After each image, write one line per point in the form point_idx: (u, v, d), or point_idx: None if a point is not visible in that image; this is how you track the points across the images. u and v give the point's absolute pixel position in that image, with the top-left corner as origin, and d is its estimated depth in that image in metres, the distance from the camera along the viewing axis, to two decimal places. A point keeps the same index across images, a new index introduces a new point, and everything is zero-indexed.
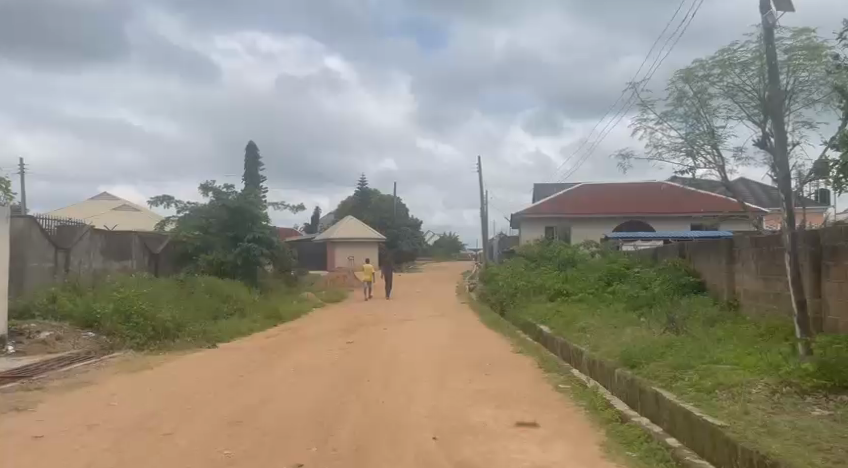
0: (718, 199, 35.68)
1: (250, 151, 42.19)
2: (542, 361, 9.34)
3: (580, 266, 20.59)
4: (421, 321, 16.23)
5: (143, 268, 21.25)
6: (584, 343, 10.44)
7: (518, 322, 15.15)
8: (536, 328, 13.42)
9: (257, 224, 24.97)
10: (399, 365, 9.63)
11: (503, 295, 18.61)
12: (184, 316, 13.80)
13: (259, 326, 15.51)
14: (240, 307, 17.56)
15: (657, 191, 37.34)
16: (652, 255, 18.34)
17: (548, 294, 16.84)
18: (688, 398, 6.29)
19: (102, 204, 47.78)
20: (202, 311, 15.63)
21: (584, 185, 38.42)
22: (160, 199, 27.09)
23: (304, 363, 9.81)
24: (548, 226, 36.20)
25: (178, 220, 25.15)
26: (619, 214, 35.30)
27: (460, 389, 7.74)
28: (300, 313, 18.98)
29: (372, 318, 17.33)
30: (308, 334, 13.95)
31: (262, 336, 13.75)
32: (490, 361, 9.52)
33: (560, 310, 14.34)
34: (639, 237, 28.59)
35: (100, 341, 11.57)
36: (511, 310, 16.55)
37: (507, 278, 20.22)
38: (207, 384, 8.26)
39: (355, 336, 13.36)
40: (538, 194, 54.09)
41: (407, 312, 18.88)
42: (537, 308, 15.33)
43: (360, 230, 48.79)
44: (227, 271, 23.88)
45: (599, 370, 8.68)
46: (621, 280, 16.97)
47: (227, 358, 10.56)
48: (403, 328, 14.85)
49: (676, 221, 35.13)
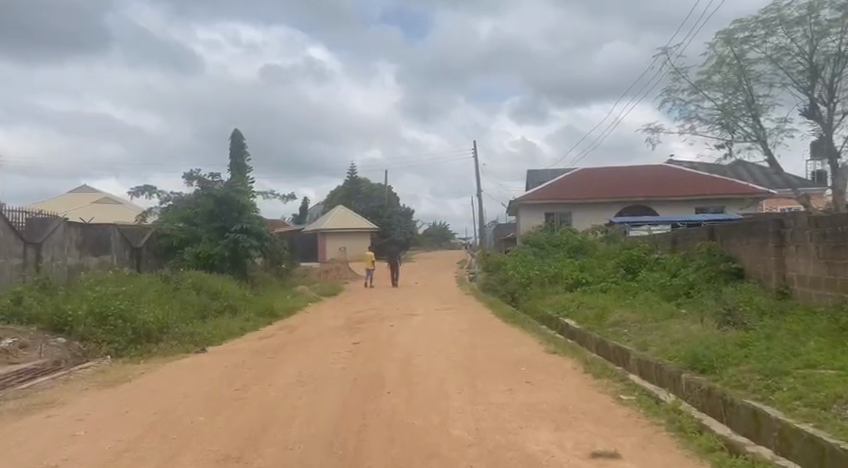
0: (723, 181, 34.59)
1: (235, 140, 40.53)
2: (585, 362, 8.06)
3: (592, 254, 19.38)
4: (429, 316, 14.96)
5: (124, 264, 19.74)
6: (627, 341, 9.18)
7: (537, 315, 13.87)
8: (561, 322, 12.17)
9: (245, 214, 23.37)
10: (420, 370, 8.33)
11: (512, 285, 17.35)
12: (169, 315, 12.39)
13: (253, 324, 14.13)
14: (230, 303, 16.18)
15: (658, 174, 36.29)
16: (672, 241, 17.10)
17: (564, 284, 15.58)
18: (801, 416, 4.97)
19: (80, 197, 45.84)
20: (189, 309, 14.23)
21: (583, 170, 37.38)
22: (142, 190, 25.53)
23: (309, 370, 8.46)
24: (547, 213, 34.94)
25: (162, 214, 23.60)
26: (621, 199, 34.08)
27: (502, 402, 6.44)
28: (295, 309, 17.62)
29: (374, 314, 15.98)
30: (308, 333, 12.59)
31: (257, 336, 12.38)
32: (525, 364, 8.22)
33: (584, 302, 13.06)
34: (645, 222, 27.50)
35: (72, 347, 10.15)
36: (525, 302, 15.28)
37: (516, 265, 18.98)
38: (195, 402, 6.90)
39: (360, 334, 12.07)
40: (532, 180, 52.97)
41: (411, 306, 17.56)
42: (555, 300, 14.06)
43: (352, 220, 47.36)
44: (215, 265, 22.35)
45: (657, 371, 7.42)
46: (643, 267, 15.78)
47: (220, 365, 9.21)
48: (411, 324, 13.55)
49: (678, 205, 34.09)
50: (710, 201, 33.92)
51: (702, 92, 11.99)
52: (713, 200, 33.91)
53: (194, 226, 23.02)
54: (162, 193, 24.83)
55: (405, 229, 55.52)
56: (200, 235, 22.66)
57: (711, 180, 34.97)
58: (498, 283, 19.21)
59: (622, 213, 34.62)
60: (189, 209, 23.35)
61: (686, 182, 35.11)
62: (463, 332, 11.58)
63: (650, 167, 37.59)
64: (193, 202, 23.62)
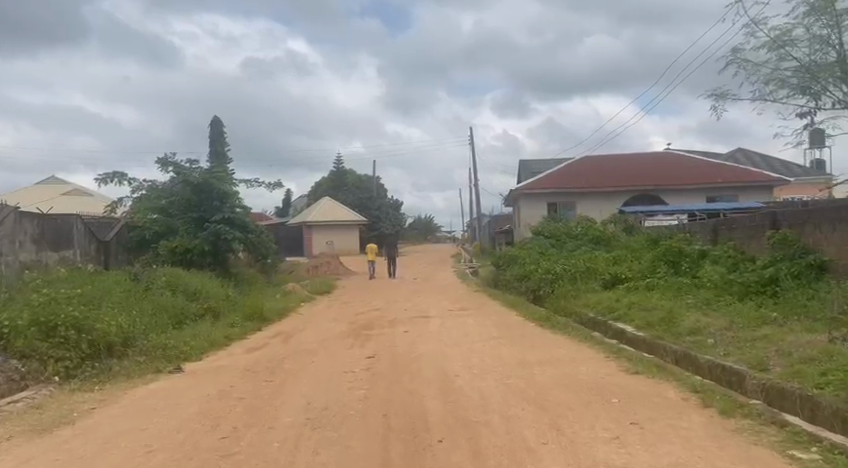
0: (733, 169, 32.91)
1: (215, 127, 38.00)
2: (694, 390, 5.93)
3: (618, 246, 17.37)
4: (446, 319, 12.89)
5: (89, 261, 17.37)
6: (727, 357, 7.10)
7: (575, 318, 11.77)
8: (613, 327, 10.12)
9: (227, 203, 21.19)
10: (471, 401, 6.22)
11: (534, 282, 15.29)
12: (135, 323, 10.04)
13: (239, 331, 11.89)
14: (212, 307, 13.87)
15: (666, 163, 34.50)
16: (714, 232, 15.11)
17: (598, 281, 13.51)
18: None
19: (47, 189, 42.97)
20: (163, 315, 11.92)
21: (585, 159, 35.51)
22: (110, 177, 23.09)
23: (322, 402, 6.32)
24: (551, 203, 32.94)
25: (133, 204, 21.23)
26: (629, 187, 32.20)
27: (621, 463, 4.34)
28: (286, 309, 15.41)
29: (380, 316, 13.86)
30: (308, 344, 10.40)
31: (246, 348, 10.16)
32: (610, 391, 6.14)
33: (635, 303, 10.99)
34: (659, 211, 25.66)
35: (7, 367, 7.74)
36: (555, 303, 13.21)
37: (535, 258, 16.91)
38: (162, 464, 4.68)
39: (372, 345, 9.94)
40: (526, 170, 51.11)
41: (420, 307, 15.39)
42: (596, 300, 12.06)
43: (339, 212, 45.04)
44: (193, 260, 20.02)
45: (808, 407, 5.28)
46: (688, 263, 13.75)
47: (200, 393, 7.00)
48: (430, 330, 11.45)
49: (689, 194, 32.31)
50: (722, 190, 32.20)
51: (785, 49, 10.06)
52: (725, 189, 32.17)
53: (170, 217, 20.76)
54: (133, 180, 22.44)
55: (393, 221, 53.11)
56: (176, 227, 20.35)
57: (721, 167, 33.28)
58: (514, 279, 17.08)
59: (628, 203, 32.78)
60: (163, 198, 21.08)
61: (695, 170, 33.35)
62: (500, 342, 9.49)
63: (655, 155, 35.80)
64: (168, 190, 21.19)
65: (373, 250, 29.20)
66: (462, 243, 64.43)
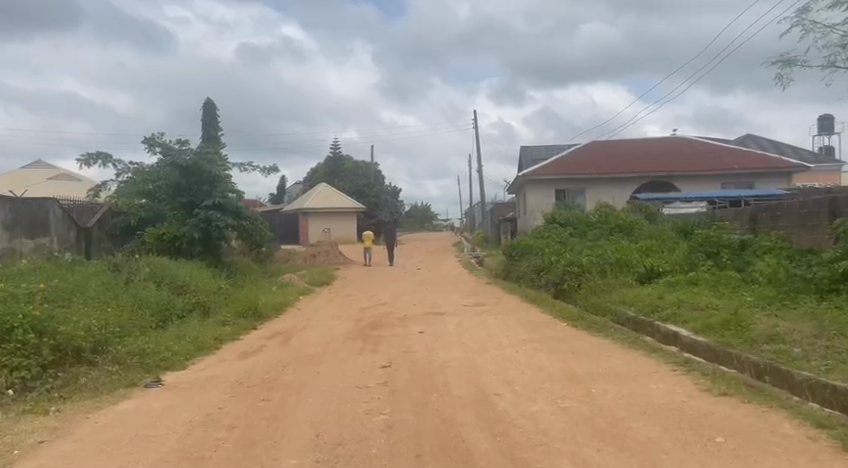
0: (749, 155, 31.64)
1: (206, 110, 36.39)
2: (819, 426, 4.56)
3: (644, 234, 15.99)
4: (463, 316, 11.54)
5: (68, 249, 15.95)
6: (832, 373, 5.72)
7: (612, 317, 10.41)
8: (663, 329, 8.73)
9: (218, 187, 19.65)
10: (526, 436, 4.84)
11: (556, 274, 13.89)
12: (108, 323, 8.60)
13: (230, 330, 10.45)
14: (201, 301, 12.41)
15: (679, 149, 33.08)
16: (754, 219, 13.77)
17: (632, 274, 12.15)
18: None
19: (33, 174, 41.22)
20: (143, 311, 10.46)
21: (593, 144, 34.11)
22: (93, 159, 21.58)
23: (335, 437, 4.92)
24: (558, 189, 31.51)
25: (117, 188, 19.76)
26: (641, 174, 30.80)
27: None
28: (283, 303, 13.99)
29: (389, 313, 12.49)
30: (310, 348, 9.01)
31: (238, 353, 8.74)
32: (705, 423, 4.77)
33: (682, 301, 9.63)
34: (677, 199, 24.29)
35: None
36: (584, 298, 11.83)
37: (555, 249, 15.51)
38: None
39: (385, 351, 8.55)
40: (527, 156, 49.66)
41: (431, 301, 14.01)
42: (635, 296, 10.69)
43: (337, 199, 43.48)
44: (182, 248, 18.61)
45: None
46: (731, 255, 12.39)
47: (179, 418, 5.59)
48: (448, 330, 10.07)
49: (703, 180, 30.93)
50: (738, 176, 30.83)
51: None
52: (741, 176, 30.86)
53: (157, 202, 19.42)
54: (118, 162, 20.95)
55: (391, 208, 51.53)
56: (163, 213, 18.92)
57: (736, 153, 31.98)
58: (531, 272, 15.71)
59: (640, 190, 31.39)
60: (150, 182, 19.57)
61: (709, 155, 32.04)
62: (536, 350, 8.10)
63: (666, 140, 34.43)
64: (155, 172, 19.67)
65: (371, 238, 27.80)
66: (461, 231, 62.91)
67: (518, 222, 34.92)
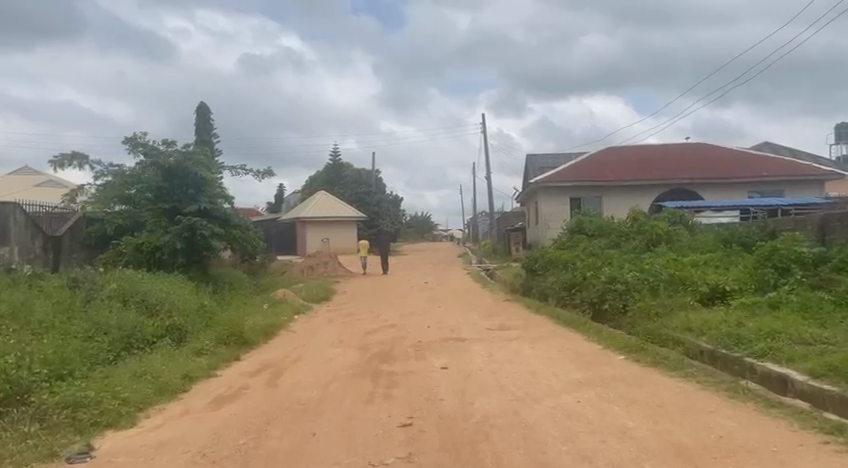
0: (777, 161, 29.75)
1: (200, 113, 34.53)
2: None
3: (689, 245, 14.02)
4: (490, 345, 9.53)
5: (31, 261, 13.98)
6: None
7: (678, 349, 8.34)
8: (762, 368, 6.68)
9: (204, 192, 17.55)
10: None
11: (594, 292, 11.86)
12: (40, 360, 6.56)
13: (206, 364, 8.39)
14: (175, 323, 10.37)
15: (701, 155, 31.17)
16: (823, 230, 11.80)
17: (691, 293, 10.14)
18: None
19: (19, 180, 39.25)
20: (97, 340, 8.41)
21: (610, 150, 32.23)
22: (68, 161, 19.63)
23: None
24: (573, 197, 29.58)
25: (94, 193, 17.81)
26: (663, 181, 28.89)
27: None
28: (274, 325, 11.96)
29: (399, 338, 10.48)
30: (304, 391, 6.98)
31: (210, 401, 6.67)
32: None
33: (776, 330, 7.59)
34: (706, 207, 22.33)
35: None
36: (636, 324, 9.80)
37: (589, 263, 13.50)
38: None
39: (401, 398, 6.51)
40: (534, 163, 47.79)
41: (447, 323, 12.01)
42: (705, 322, 8.66)
43: (336, 208, 41.51)
44: (163, 260, 16.62)
45: None
46: (808, 270, 10.38)
47: None
48: (477, 365, 8.07)
49: (730, 188, 29.03)
50: (767, 184, 28.95)
51: None
52: (769, 183, 28.95)
53: (136, 208, 17.45)
54: (95, 164, 19.06)
55: (393, 218, 49.51)
56: (144, 220, 16.93)
57: (761, 159, 30.13)
58: (561, 288, 13.70)
59: (661, 199, 29.46)
60: (131, 186, 17.57)
61: (734, 161, 30.14)
62: (606, 400, 6.09)
63: (686, 146, 32.54)
64: (136, 175, 17.66)
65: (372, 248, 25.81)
66: (465, 242, 60.78)
67: (529, 232, 32.94)
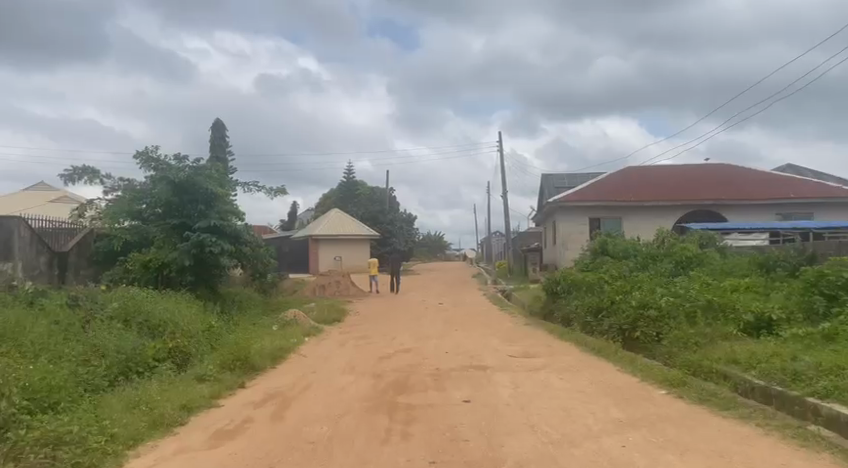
0: (804, 183, 28.87)
1: (216, 130, 34.40)
2: None
3: (722, 269, 13.24)
4: (515, 375, 8.79)
5: (35, 278, 13.48)
6: None
7: (725, 384, 7.57)
8: (829, 409, 5.91)
9: (215, 208, 17.02)
10: None
11: (624, 317, 11.10)
12: (23, 388, 5.92)
13: (207, 392, 7.73)
14: (178, 346, 9.74)
15: (724, 175, 30.37)
16: None
17: (732, 321, 9.37)
18: None
19: (33, 195, 39.13)
20: (92, 364, 7.78)
21: (630, 170, 31.50)
22: (78, 174, 19.25)
23: None
24: (592, 217, 28.83)
25: (104, 207, 17.35)
26: (685, 202, 28.09)
27: None
28: (282, 348, 11.29)
29: (415, 365, 9.77)
30: (313, 426, 6.28)
31: (208, 437, 5.98)
32: None
33: (837, 366, 6.82)
34: (733, 229, 21.50)
35: None
36: (673, 354, 9.04)
37: (616, 286, 12.74)
38: None
39: (420, 438, 5.79)
40: (550, 182, 47.07)
41: (466, 349, 11.29)
42: (753, 353, 7.90)
43: (349, 226, 40.97)
44: (171, 278, 16.06)
45: None
46: None
47: None
48: (503, 398, 7.34)
49: (755, 210, 28.17)
50: (793, 206, 28.07)
51: None
52: (796, 205, 28.07)
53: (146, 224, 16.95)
54: (106, 178, 18.67)
55: (406, 237, 48.87)
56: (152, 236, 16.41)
57: (787, 180, 29.25)
58: (586, 313, 12.95)
59: (683, 220, 28.64)
60: (140, 201, 17.09)
61: (759, 183, 29.28)
62: (655, 445, 5.35)
63: (708, 166, 31.74)
64: (146, 190, 17.18)
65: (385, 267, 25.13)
66: (478, 261, 59.92)
67: (546, 253, 32.15)
